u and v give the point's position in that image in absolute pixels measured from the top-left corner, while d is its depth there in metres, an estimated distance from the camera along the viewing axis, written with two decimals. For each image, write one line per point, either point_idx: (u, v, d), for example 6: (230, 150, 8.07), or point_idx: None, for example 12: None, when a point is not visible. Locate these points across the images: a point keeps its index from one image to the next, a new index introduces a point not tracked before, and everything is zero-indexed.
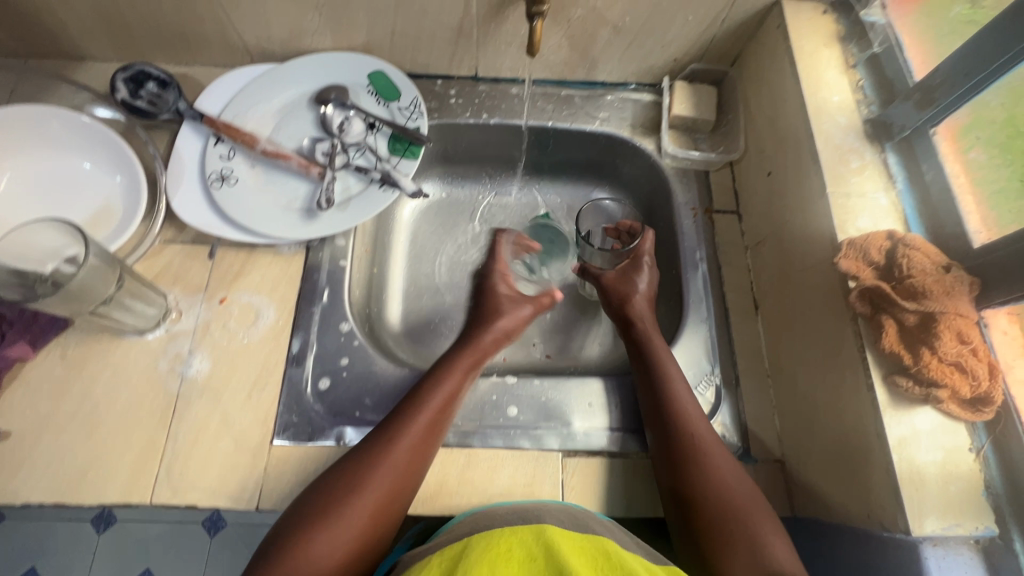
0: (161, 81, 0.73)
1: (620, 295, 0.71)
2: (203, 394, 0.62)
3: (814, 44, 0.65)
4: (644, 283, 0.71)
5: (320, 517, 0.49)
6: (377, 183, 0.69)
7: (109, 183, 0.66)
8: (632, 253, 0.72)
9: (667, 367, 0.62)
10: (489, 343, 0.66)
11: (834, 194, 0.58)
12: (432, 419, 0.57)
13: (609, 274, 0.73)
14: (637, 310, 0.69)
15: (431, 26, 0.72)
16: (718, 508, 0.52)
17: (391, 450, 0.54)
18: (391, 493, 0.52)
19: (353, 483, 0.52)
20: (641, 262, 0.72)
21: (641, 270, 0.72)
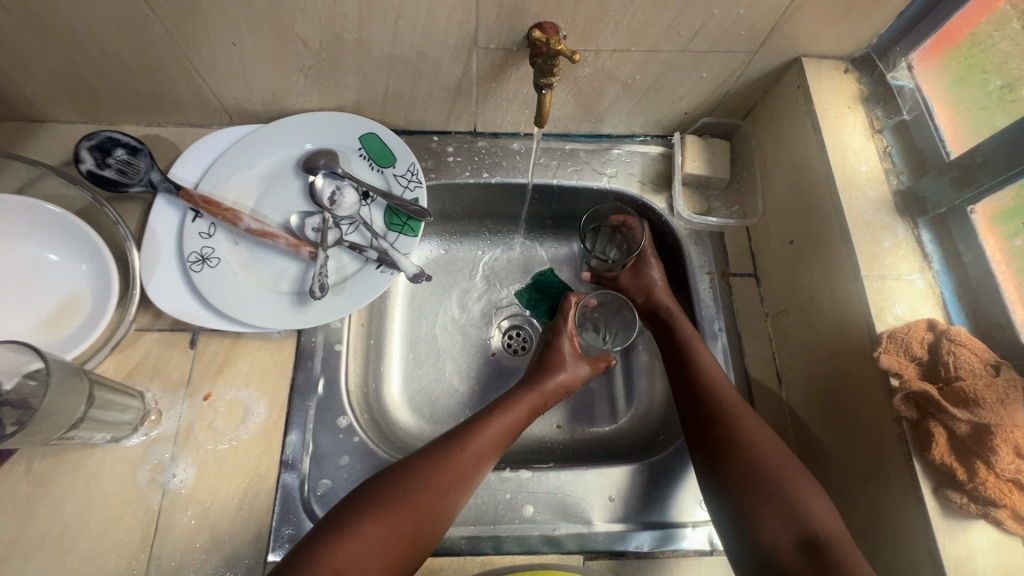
0: (131, 147, 0.66)
1: (639, 289, 0.73)
2: (189, 508, 0.56)
3: (838, 107, 0.62)
4: (656, 274, 0.74)
5: (387, 500, 0.52)
6: (374, 264, 0.63)
7: (74, 272, 0.59)
8: (639, 253, 0.74)
9: (699, 347, 0.64)
10: (552, 390, 0.66)
11: (869, 277, 0.54)
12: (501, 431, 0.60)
13: (622, 276, 0.75)
14: (661, 301, 0.71)
15: (427, 86, 0.67)
16: (756, 469, 0.54)
17: (467, 447, 0.57)
18: (456, 482, 0.55)
19: (421, 468, 0.54)
20: (646, 257, 0.74)
21: (651, 263, 0.74)
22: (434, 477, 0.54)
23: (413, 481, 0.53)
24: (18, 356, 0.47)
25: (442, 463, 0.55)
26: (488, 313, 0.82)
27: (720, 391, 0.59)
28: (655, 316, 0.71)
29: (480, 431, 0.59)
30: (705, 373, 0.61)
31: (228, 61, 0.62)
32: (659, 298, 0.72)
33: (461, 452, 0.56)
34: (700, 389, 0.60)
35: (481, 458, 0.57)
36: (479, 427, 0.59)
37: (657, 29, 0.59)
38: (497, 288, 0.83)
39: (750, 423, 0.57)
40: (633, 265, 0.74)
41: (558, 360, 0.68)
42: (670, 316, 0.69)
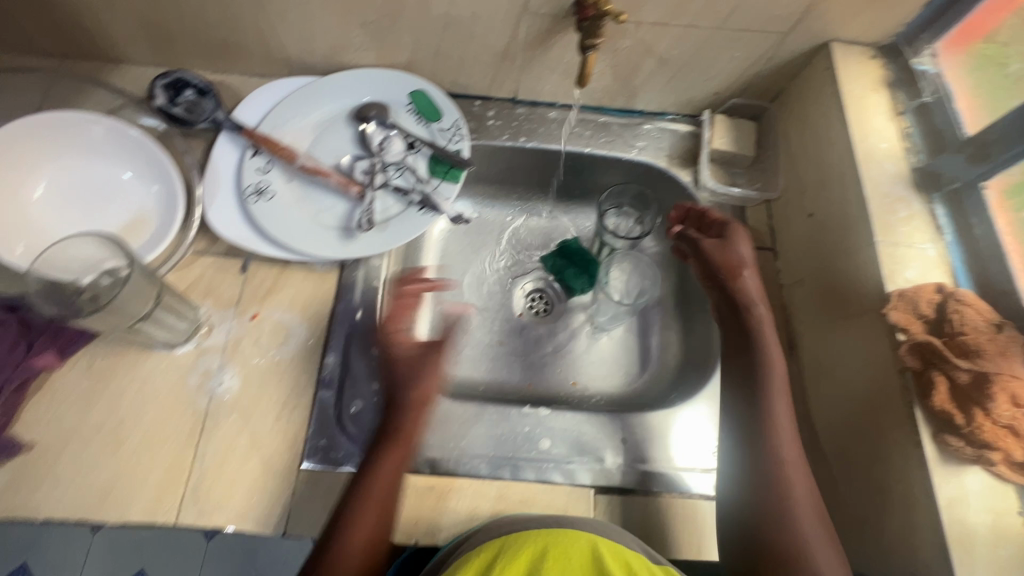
0: (199, 89, 0.73)
1: (727, 267, 0.64)
2: (232, 413, 0.61)
3: (863, 89, 0.66)
4: (744, 249, 0.64)
5: (330, 554, 0.49)
6: (416, 206, 0.68)
7: (145, 193, 0.64)
8: (724, 222, 0.66)
9: (772, 367, 0.58)
10: (399, 404, 0.57)
11: (882, 243, 0.58)
12: (392, 481, 0.53)
13: (705, 240, 0.66)
14: (751, 294, 0.62)
15: (476, 50, 0.72)
16: (789, 536, 0.50)
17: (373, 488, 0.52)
18: (382, 518, 0.52)
19: (344, 513, 0.51)
20: (738, 232, 0.65)
21: (743, 241, 0.64)
22: (355, 518, 0.51)
23: (338, 530, 0.51)
24: (98, 251, 0.55)
25: (359, 502, 0.51)
26: (513, 274, 0.86)
27: (771, 430, 0.55)
28: (738, 310, 0.62)
29: (380, 465, 0.54)
30: (766, 403, 0.57)
31: (297, 12, 0.67)
32: (745, 284, 0.62)
33: (369, 491, 0.52)
34: (760, 421, 0.56)
35: (393, 488, 0.53)
36: (381, 460, 0.54)
37: (696, 5, 0.63)
38: (523, 251, 0.87)
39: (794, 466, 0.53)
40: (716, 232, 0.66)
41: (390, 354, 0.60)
42: (754, 319, 0.61)
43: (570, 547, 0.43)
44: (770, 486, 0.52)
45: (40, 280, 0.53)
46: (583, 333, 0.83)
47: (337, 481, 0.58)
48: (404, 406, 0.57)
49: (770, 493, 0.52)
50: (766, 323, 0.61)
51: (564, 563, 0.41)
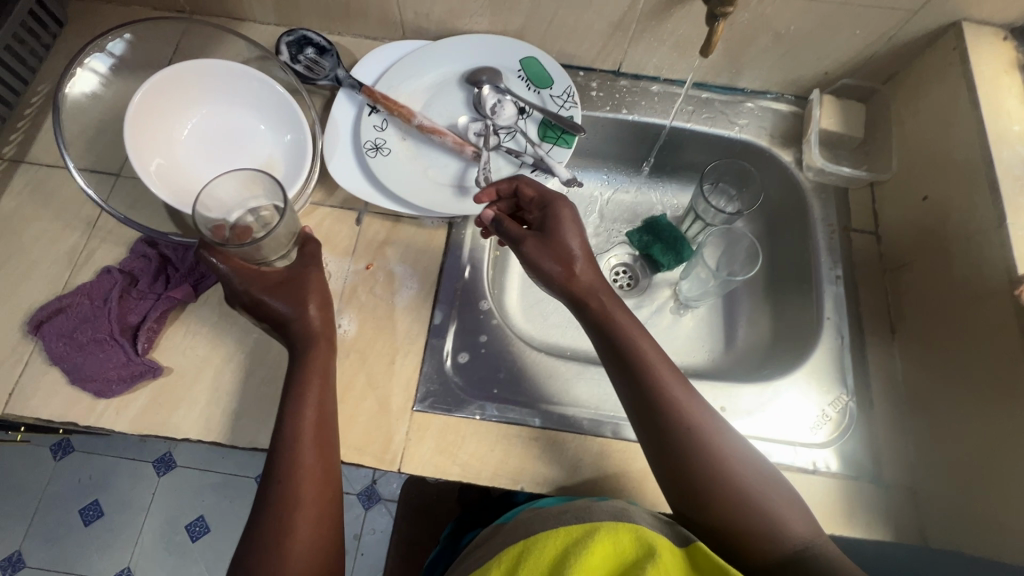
0: (320, 48, 0.76)
1: (566, 263, 0.58)
2: (349, 355, 0.64)
3: (994, 70, 0.64)
4: (568, 236, 0.59)
5: (283, 511, 0.50)
6: (529, 168, 0.70)
7: (276, 141, 0.68)
8: (544, 199, 0.62)
9: (646, 353, 0.55)
10: (318, 349, 0.57)
11: (1013, 226, 0.57)
12: (319, 440, 0.53)
13: (527, 242, 0.59)
14: (592, 276, 0.59)
15: (591, 18, 0.73)
16: (731, 511, 0.50)
17: (301, 441, 0.52)
18: (326, 462, 0.53)
19: (286, 470, 0.51)
20: (562, 215, 0.60)
21: (568, 228, 0.59)
22: (303, 468, 0.52)
23: (289, 483, 0.51)
24: (253, 189, 0.60)
25: (297, 456, 0.52)
26: (601, 247, 0.87)
27: (678, 420, 0.53)
28: (584, 298, 0.58)
29: (293, 420, 0.53)
30: (657, 393, 0.53)
31: None
32: (584, 275, 0.58)
33: (302, 445, 0.52)
34: (654, 410, 0.53)
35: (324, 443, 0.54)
36: (298, 412, 0.54)
37: None
38: (609, 224, 0.88)
39: (712, 437, 0.53)
40: (541, 219, 0.62)
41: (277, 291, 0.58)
42: (599, 306, 0.58)
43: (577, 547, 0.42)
44: (703, 477, 0.51)
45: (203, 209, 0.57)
46: (667, 309, 0.82)
47: (449, 424, 0.61)
48: (301, 336, 0.58)
49: (696, 479, 0.51)
50: (625, 322, 0.57)
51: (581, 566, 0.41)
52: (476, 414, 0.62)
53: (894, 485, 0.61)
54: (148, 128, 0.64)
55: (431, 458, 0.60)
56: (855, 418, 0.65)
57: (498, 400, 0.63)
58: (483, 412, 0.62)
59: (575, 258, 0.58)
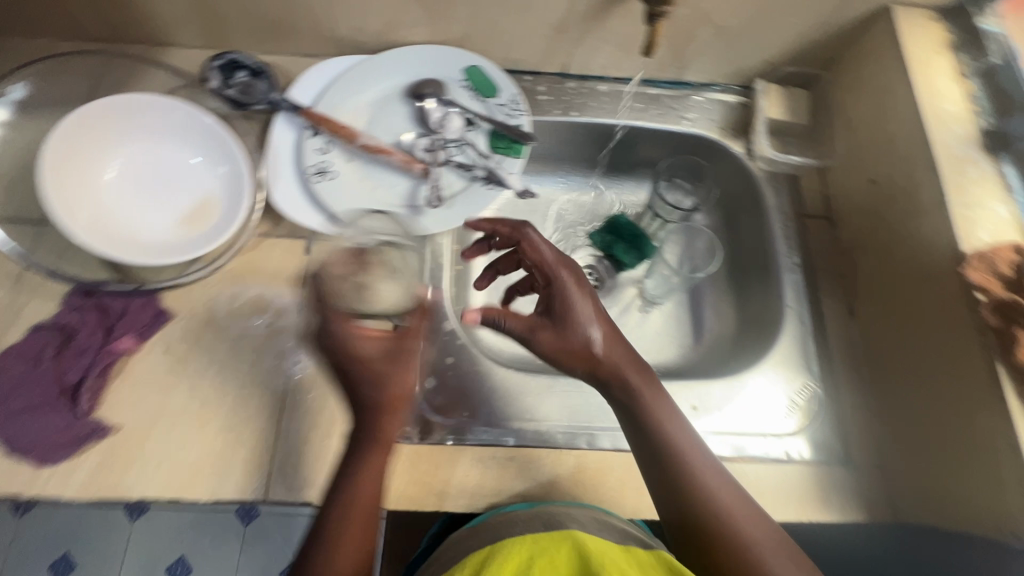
0: (253, 70, 0.73)
1: (584, 345, 0.53)
2: (311, 391, 0.62)
3: (926, 51, 0.66)
4: (588, 317, 0.54)
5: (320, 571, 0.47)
6: (481, 182, 0.68)
7: (212, 174, 0.65)
8: (548, 277, 0.56)
9: (672, 433, 0.53)
10: (391, 426, 0.51)
11: (954, 204, 0.58)
12: (372, 497, 0.49)
13: (539, 332, 0.54)
14: (614, 350, 0.54)
15: (532, 22, 0.71)
16: None
17: (350, 513, 0.49)
18: (363, 552, 0.49)
19: (322, 545, 0.48)
20: (569, 290, 0.55)
21: (586, 307, 0.54)
22: (340, 548, 0.48)
23: (318, 564, 0.47)
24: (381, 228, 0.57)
25: (335, 532, 0.48)
26: (564, 251, 0.85)
27: (703, 500, 0.50)
28: (606, 376, 0.54)
29: (360, 492, 0.49)
30: (677, 471, 0.52)
31: None
32: (607, 359, 0.54)
33: (349, 521, 0.48)
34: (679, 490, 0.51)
35: (370, 519, 0.49)
36: (385, 469, 0.50)
37: None
38: (570, 227, 0.86)
39: (735, 514, 0.50)
40: (545, 295, 0.56)
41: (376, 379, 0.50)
42: (625, 383, 0.54)
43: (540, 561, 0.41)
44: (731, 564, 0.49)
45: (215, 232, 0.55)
46: (635, 307, 0.81)
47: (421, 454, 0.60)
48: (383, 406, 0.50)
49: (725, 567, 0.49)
50: (653, 403, 0.53)
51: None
52: (448, 441, 0.60)
53: (864, 465, 0.63)
54: (67, 173, 0.59)
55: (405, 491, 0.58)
56: (820, 404, 0.66)
57: (469, 423, 0.62)
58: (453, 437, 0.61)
59: (592, 336, 0.53)
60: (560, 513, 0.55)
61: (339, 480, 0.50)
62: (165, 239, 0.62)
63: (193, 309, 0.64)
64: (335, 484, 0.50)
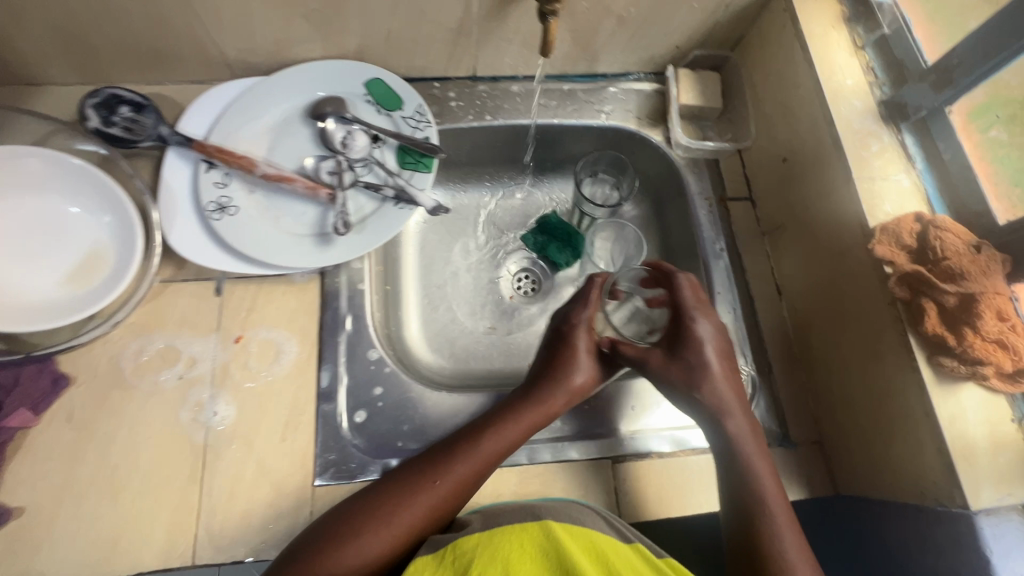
0: (135, 104, 0.66)
1: (688, 380, 0.60)
2: (233, 442, 0.58)
3: (823, 26, 0.66)
4: (711, 355, 0.61)
5: (410, 487, 0.53)
6: (392, 201, 0.66)
7: (97, 225, 0.61)
8: (680, 308, 0.64)
9: (756, 466, 0.55)
10: (559, 401, 0.61)
11: (860, 179, 0.58)
12: (479, 468, 0.55)
13: (652, 358, 0.62)
14: (721, 395, 0.59)
15: (429, 28, 0.68)
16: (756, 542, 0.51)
17: (469, 457, 0.55)
18: (441, 505, 0.53)
19: (430, 469, 0.54)
20: (696, 335, 0.62)
21: (698, 348, 0.62)
22: (439, 483, 0.54)
23: (417, 487, 0.53)
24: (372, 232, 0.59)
25: (448, 466, 0.54)
26: (496, 255, 0.85)
27: (760, 501, 0.53)
28: (700, 406, 0.59)
29: (483, 442, 0.56)
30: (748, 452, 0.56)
31: (233, 9, 0.62)
32: (710, 391, 0.60)
33: (464, 461, 0.55)
34: (746, 490, 0.54)
35: (478, 473, 0.55)
36: (502, 434, 0.57)
37: None
38: (501, 233, 0.85)
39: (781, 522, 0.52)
40: (673, 326, 0.64)
41: (564, 362, 0.63)
42: (716, 408, 0.59)
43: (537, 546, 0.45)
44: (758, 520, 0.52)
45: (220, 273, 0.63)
46: None
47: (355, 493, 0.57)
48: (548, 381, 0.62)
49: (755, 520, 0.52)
50: (743, 434, 0.57)
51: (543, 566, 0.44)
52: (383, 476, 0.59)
53: (801, 444, 0.63)
54: None
55: None
56: (758, 387, 0.66)
57: (403, 453, 0.61)
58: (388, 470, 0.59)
59: (706, 373, 0.60)
60: (541, 506, 0.52)
61: (484, 422, 0.59)
62: (49, 300, 0.58)
63: (94, 369, 0.60)
64: (475, 425, 0.58)
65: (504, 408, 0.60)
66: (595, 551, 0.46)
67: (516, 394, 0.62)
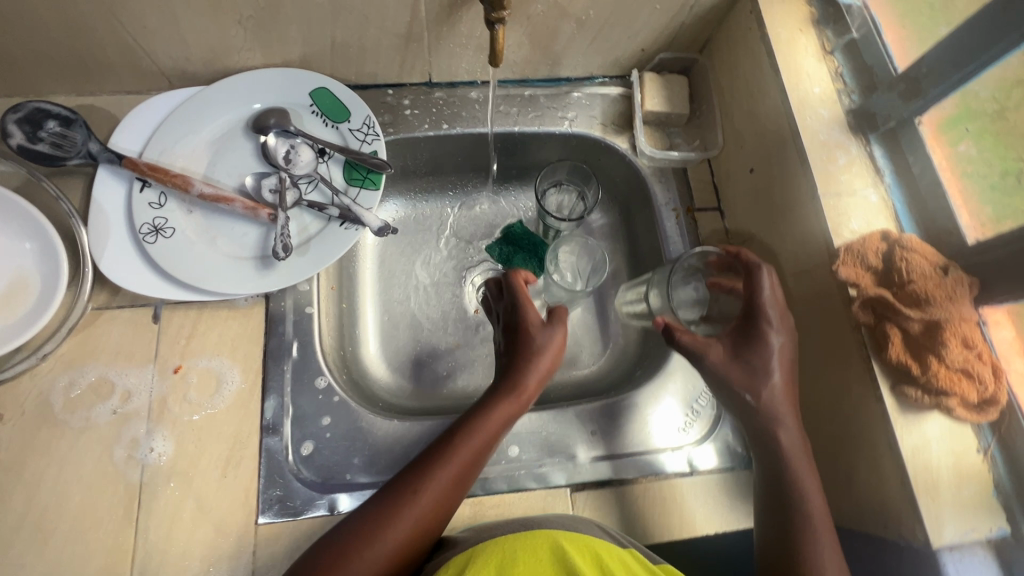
0: (63, 118, 0.61)
1: (747, 384, 0.53)
2: (170, 481, 0.55)
3: (790, 30, 0.63)
4: (779, 361, 0.53)
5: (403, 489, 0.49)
6: (337, 221, 0.64)
7: (17, 252, 0.57)
8: (754, 308, 0.54)
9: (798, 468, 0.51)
10: (533, 384, 0.56)
11: (826, 196, 0.56)
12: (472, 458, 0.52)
13: (712, 350, 0.54)
14: (780, 402, 0.52)
15: (376, 34, 0.64)
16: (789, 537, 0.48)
17: (449, 463, 0.50)
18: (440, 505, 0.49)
19: (410, 484, 0.49)
20: (769, 345, 0.53)
21: (768, 354, 0.53)
22: (431, 483, 0.49)
23: (400, 506, 0.48)
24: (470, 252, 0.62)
25: (428, 477, 0.50)
26: (459, 269, 0.80)
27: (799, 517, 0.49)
28: (754, 411, 0.53)
29: (462, 445, 0.52)
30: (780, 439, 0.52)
31: (159, 17, 0.57)
32: (771, 399, 0.52)
33: (446, 468, 0.50)
34: (779, 502, 0.50)
35: (461, 478, 0.51)
36: (491, 417, 0.54)
37: None
38: (465, 244, 0.81)
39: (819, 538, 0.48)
40: (742, 323, 0.55)
41: (528, 342, 0.58)
42: (771, 413, 0.52)
43: (532, 550, 0.43)
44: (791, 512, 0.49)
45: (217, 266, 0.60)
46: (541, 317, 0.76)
47: (299, 532, 0.55)
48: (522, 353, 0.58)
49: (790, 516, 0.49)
50: (793, 441, 0.51)
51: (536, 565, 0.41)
52: (330, 512, 0.56)
53: None
54: None
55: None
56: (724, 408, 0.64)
57: (352, 486, 0.58)
58: (335, 506, 0.56)
59: (768, 380, 0.52)
60: (545, 520, 0.54)
61: (460, 423, 0.54)
62: None
63: (20, 405, 0.56)
64: (450, 429, 0.54)
65: (476, 404, 0.56)
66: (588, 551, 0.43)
67: (488, 389, 0.57)
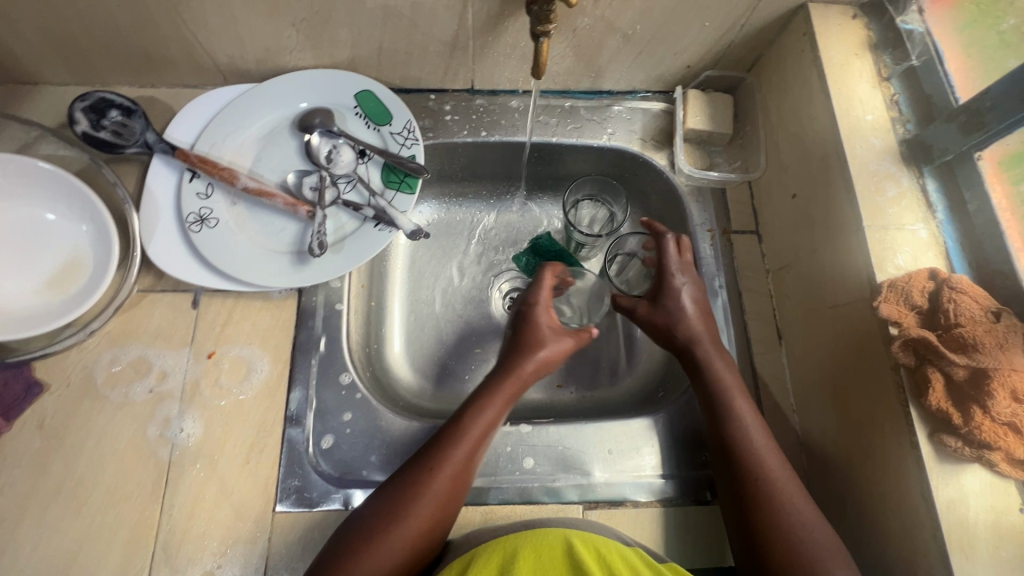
0: (125, 108, 0.64)
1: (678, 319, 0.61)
2: (197, 461, 0.58)
3: (844, 55, 0.61)
4: (686, 296, 0.61)
5: (410, 483, 0.50)
6: (371, 222, 0.65)
7: (73, 232, 0.61)
8: (661, 269, 0.63)
9: (735, 401, 0.56)
10: (529, 371, 0.59)
11: (871, 228, 0.53)
12: (475, 446, 0.53)
13: (639, 307, 0.64)
14: (694, 333, 0.60)
15: (422, 41, 0.65)
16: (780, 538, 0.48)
17: (461, 440, 0.53)
18: (447, 495, 0.50)
19: (423, 467, 0.51)
20: (675, 286, 0.62)
21: (676, 294, 0.62)
22: (439, 474, 0.50)
23: (420, 485, 0.50)
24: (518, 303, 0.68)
25: (444, 455, 0.51)
26: (487, 275, 0.80)
27: (758, 462, 0.52)
28: (684, 355, 0.60)
29: (473, 421, 0.54)
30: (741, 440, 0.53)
31: (219, 17, 0.60)
32: (692, 329, 0.60)
33: (462, 442, 0.52)
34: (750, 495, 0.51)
35: (475, 451, 0.53)
36: (490, 405, 0.56)
37: None
38: (494, 251, 0.81)
39: (779, 478, 0.51)
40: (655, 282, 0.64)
41: (532, 323, 0.62)
42: (703, 356, 0.58)
43: (547, 543, 0.45)
44: (761, 497, 0.50)
45: (261, 248, 0.64)
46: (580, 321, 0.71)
47: (314, 523, 0.56)
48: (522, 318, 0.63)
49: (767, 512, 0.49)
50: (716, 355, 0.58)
51: (535, 563, 0.43)
52: (344, 507, 0.57)
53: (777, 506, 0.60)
54: None
55: (295, 566, 0.54)
56: None
57: (367, 483, 0.59)
58: (350, 502, 0.57)
59: (682, 319, 0.60)
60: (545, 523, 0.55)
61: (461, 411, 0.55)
62: (23, 306, 0.58)
63: (67, 378, 0.59)
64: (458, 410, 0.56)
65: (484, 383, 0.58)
66: (596, 549, 0.45)
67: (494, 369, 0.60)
